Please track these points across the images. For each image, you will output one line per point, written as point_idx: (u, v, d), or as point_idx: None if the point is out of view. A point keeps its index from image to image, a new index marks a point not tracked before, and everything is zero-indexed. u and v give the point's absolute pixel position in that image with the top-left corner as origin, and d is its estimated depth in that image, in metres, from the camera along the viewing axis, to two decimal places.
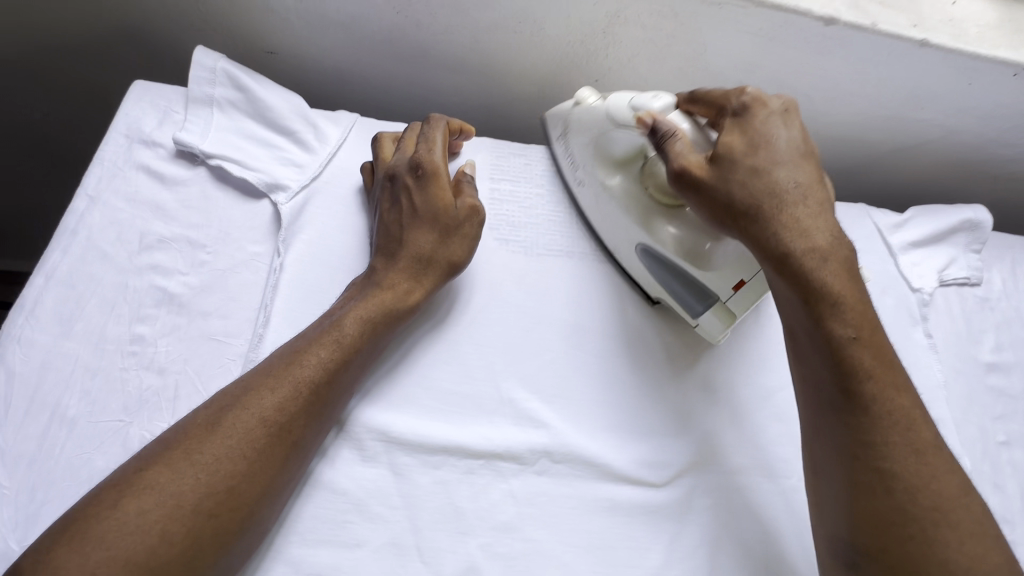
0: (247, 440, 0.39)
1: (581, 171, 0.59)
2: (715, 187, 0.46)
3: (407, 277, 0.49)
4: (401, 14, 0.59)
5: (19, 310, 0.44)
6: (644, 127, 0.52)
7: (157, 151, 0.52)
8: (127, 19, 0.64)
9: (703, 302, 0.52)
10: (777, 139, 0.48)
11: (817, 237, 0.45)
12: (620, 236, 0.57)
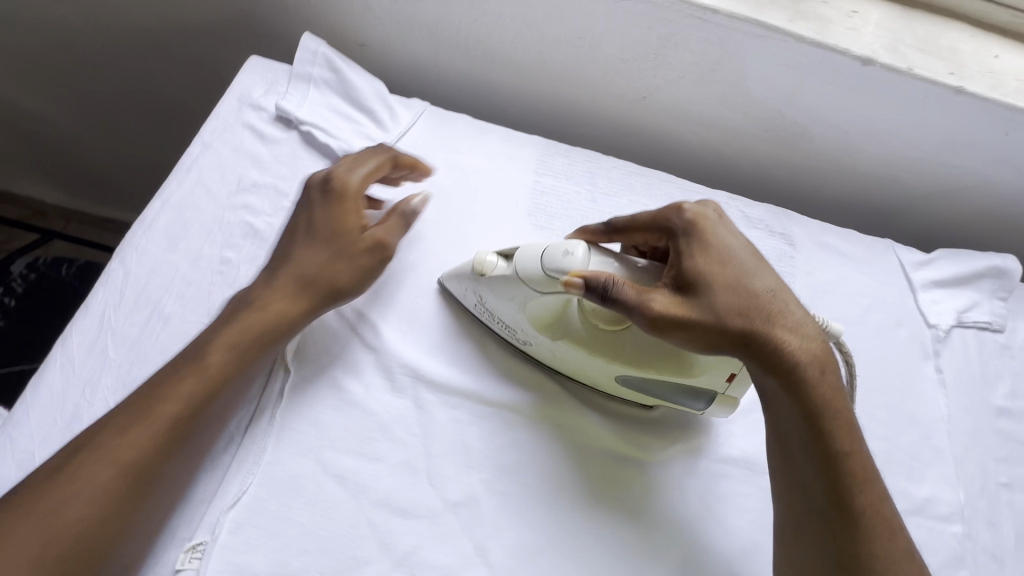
0: (179, 406, 0.43)
1: (520, 331, 0.54)
2: (710, 318, 0.45)
3: (287, 292, 0.50)
4: (478, 21, 0.68)
5: (140, 226, 0.54)
6: (577, 289, 0.46)
7: (262, 114, 0.63)
8: (250, 9, 0.76)
9: (703, 397, 0.53)
10: (732, 246, 0.48)
11: (812, 347, 0.46)
12: (590, 369, 0.53)
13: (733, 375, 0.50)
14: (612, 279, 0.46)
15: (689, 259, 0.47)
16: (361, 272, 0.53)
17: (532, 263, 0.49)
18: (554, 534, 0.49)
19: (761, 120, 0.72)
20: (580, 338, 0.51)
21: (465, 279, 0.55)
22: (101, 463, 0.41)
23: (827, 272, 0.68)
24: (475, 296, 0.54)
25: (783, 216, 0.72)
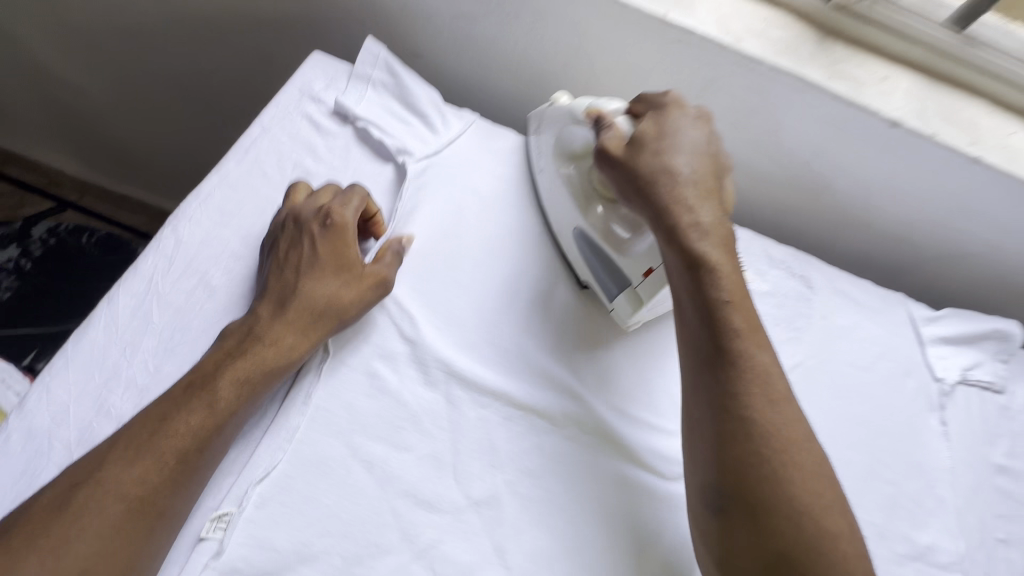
0: (234, 393, 0.45)
1: (541, 158, 0.65)
2: (630, 170, 0.53)
3: (294, 329, 0.49)
4: (533, 46, 0.72)
5: (195, 196, 0.55)
6: (590, 120, 0.58)
7: (320, 107, 0.65)
8: (311, 13, 0.79)
9: (619, 286, 0.59)
10: (681, 130, 0.54)
11: (703, 217, 0.51)
12: (559, 215, 0.63)
13: (653, 272, 0.56)
14: (613, 123, 0.57)
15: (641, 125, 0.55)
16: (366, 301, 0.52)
17: (579, 104, 0.61)
18: (571, 540, 0.50)
19: (788, 168, 0.76)
20: (576, 178, 0.62)
21: (537, 113, 0.68)
22: (141, 459, 0.41)
23: (843, 317, 0.71)
24: (537, 130, 0.67)
25: (802, 260, 0.75)
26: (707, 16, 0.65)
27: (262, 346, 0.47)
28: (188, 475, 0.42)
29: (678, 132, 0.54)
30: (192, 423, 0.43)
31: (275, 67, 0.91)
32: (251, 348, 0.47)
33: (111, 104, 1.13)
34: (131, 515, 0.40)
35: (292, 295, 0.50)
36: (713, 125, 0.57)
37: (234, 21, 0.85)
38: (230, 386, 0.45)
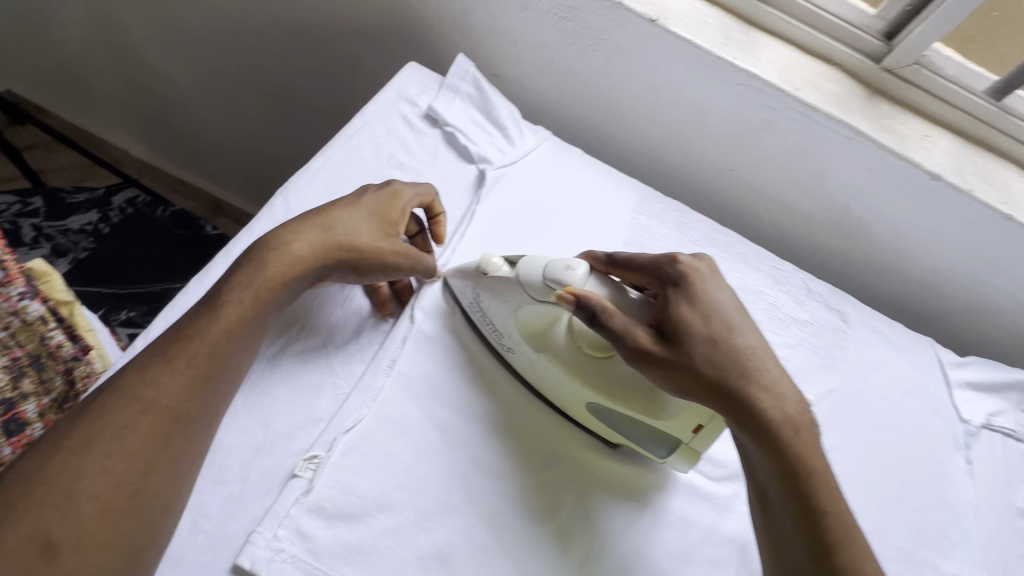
0: (242, 307, 0.47)
1: (507, 337, 0.56)
2: (687, 365, 0.47)
3: (304, 240, 0.51)
4: (606, 77, 0.79)
5: (304, 172, 0.62)
6: (568, 303, 0.49)
7: (414, 109, 0.71)
8: (402, 30, 0.87)
9: (666, 445, 0.52)
10: (722, 302, 0.50)
11: (787, 406, 0.47)
12: (563, 393, 0.54)
13: (701, 427, 0.50)
14: (603, 303, 0.48)
15: (676, 310, 0.49)
16: (390, 255, 0.54)
17: (533, 274, 0.52)
18: (621, 524, 0.52)
19: (829, 211, 0.82)
20: (562, 355, 0.53)
21: (467, 274, 0.57)
22: (154, 365, 0.43)
23: (876, 352, 0.75)
24: (474, 296, 0.57)
25: (838, 296, 0.79)
26: (769, 65, 0.72)
27: (271, 250, 0.50)
28: (205, 378, 0.44)
29: (716, 302, 0.50)
30: (204, 332, 0.45)
31: (356, 75, 0.99)
32: (259, 255, 0.50)
33: (193, 94, 1.21)
34: (150, 418, 0.41)
35: (318, 214, 0.53)
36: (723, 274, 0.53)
37: (329, 30, 0.93)
38: (235, 294, 0.47)
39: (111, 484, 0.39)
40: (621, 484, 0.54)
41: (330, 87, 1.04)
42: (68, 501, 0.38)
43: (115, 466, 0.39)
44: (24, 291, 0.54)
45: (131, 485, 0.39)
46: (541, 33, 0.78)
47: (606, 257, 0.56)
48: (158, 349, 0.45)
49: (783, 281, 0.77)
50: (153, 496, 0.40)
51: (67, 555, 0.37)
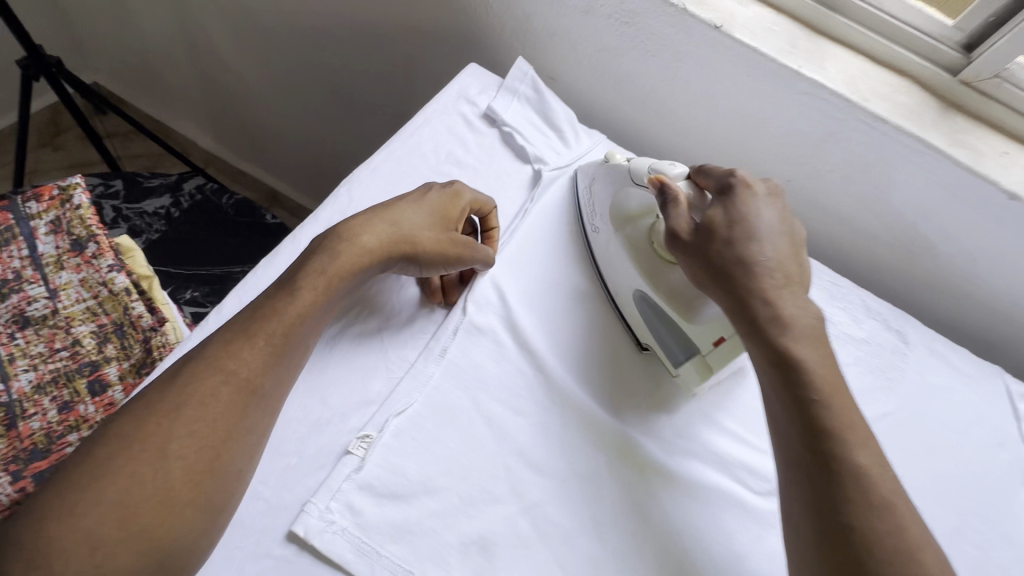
0: (316, 289, 0.50)
1: (597, 218, 0.65)
2: (702, 250, 0.53)
3: (373, 233, 0.53)
4: (664, 83, 0.79)
5: (367, 165, 0.65)
6: (653, 188, 0.57)
7: (473, 109, 0.73)
8: (463, 33, 0.90)
9: (687, 351, 0.57)
10: (761, 216, 0.53)
11: (782, 309, 0.50)
12: (619, 280, 0.62)
13: (723, 342, 0.54)
14: (677, 193, 0.56)
15: (717, 212, 0.54)
16: (449, 250, 0.56)
17: (640, 164, 0.61)
18: (663, 528, 0.51)
19: (893, 227, 0.79)
20: (635, 239, 0.61)
21: (593, 166, 0.67)
22: (236, 341, 0.46)
23: (938, 377, 0.71)
24: (589, 182, 0.67)
25: (899, 315, 0.76)
26: (836, 74, 0.70)
27: (341, 240, 0.52)
28: (278, 356, 0.47)
29: (755, 215, 0.53)
30: (282, 311, 0.48)
31: (415, 76, 1.02)
32: (331, 243, 0.52)
33: (260, 90, 1.27)
34: (230, 390, 0.44)
35: (383, 210, 0.56)
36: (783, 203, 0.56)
37: (393, 32, 0.97)
38: (311, 279, 0.50)
39: (195, 449, 0.42)
40: (642, 372, 0.60)
41: (390, 86, 1.07)
42: (157, 462, 0.40)
43: (199, 433, 0.42)
44: (113, 263, 0.55)
45: (210, 452, 0.42)
46: (600, 38, 0.78)
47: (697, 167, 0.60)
48: (238, 326, 0.48)
49: (842, 297, 0.75)
50: (230, 463, 0.42)
51: (153, 512, 0.39)
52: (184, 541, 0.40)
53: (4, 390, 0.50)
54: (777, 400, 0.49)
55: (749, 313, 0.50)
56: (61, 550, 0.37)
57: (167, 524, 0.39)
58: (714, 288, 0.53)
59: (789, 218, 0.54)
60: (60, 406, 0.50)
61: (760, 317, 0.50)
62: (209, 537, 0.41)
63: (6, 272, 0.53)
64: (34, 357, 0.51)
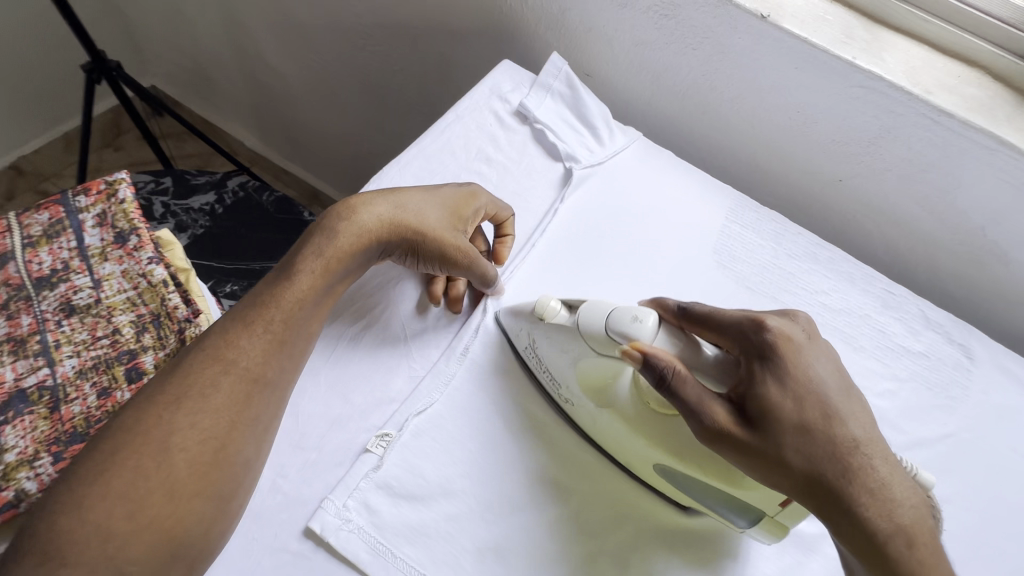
0: (313, 277, 0.50)
1: (564, 389, 0.52)
2: (773, 459, 0.41)
3: (374, 215, 0.53)
4: (705, 78, 0.76)
5: (396, 162, 0.64)
6: (633, 361, 0.44)
7: (505, 105, 0.72)
8: (499, 30, 0.88)
9: (747, 516, 0.46)
10: (820, 377, 0.44)
11: (899, 515, 0.41)
12: (628, 451, 0.49)
13: (789, 502, 0.43)
14: (675, 365, 0.43)
15: (767, 389, 0.43)
16: (452, 247, 0.54)
17: (596, 322, 0.48)
18: (689, 546, 0.49)
19: (958, 232, 0.72)
20: (625, 413, 0.48)
21: (523, 316, 0.54)
22: (236, 330, 0.47)
23: (1007, 397, 0.65)
24: (529, 339, 0.53)
25: (965, 328, 0.69)
26: (897, 66, 0.65)
27: (340, 222, 0.52)
28: (280, 343, 0.47)
29: (811, 375, 0.43)
30: (280, 302, 0.48)
31: (450, 74, 1.02)
32: (330, 230, 0.52)
33: (303, 91, 1.31)
34: (232, 378, 0.45)
35: (393, 194, 0.55)
36: (818, 335, 0.47)
37: (430, 30, 0.97)
38: (309, 265, 0.50)
39: (200, 439, 0.43)
40: (695, 551, 0.48)
41: (426, 85, 1.08)
42: (162, 454, 0.42)
43: (202, 422, 0.43)
44: (153, 256, 0.57)
45: (214, 441, 0.43)
46: (640, 32, 0.76)
47: (676, 306, 0.50)
48: (238, 315, 0.48)
49: (896, 306, 0.68)
50: (237, 450, 0.43)
51: (163, 501, 0.40)
52: (196, 530, 0.41)
53: (49, 373, 0.51)
54: None
55: (857, 526, 0.40)
56: (75, 544, 0.38)
57: (179, 514, 0.40)
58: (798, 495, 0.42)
59: (842, 367, 0.46)
60: (99, 391, 0.51)
61: (877, 532, 0.40)
62: (223, 524, 0.42)
63: (56, 262, 0.55)
64: (78, 344, 0.53)
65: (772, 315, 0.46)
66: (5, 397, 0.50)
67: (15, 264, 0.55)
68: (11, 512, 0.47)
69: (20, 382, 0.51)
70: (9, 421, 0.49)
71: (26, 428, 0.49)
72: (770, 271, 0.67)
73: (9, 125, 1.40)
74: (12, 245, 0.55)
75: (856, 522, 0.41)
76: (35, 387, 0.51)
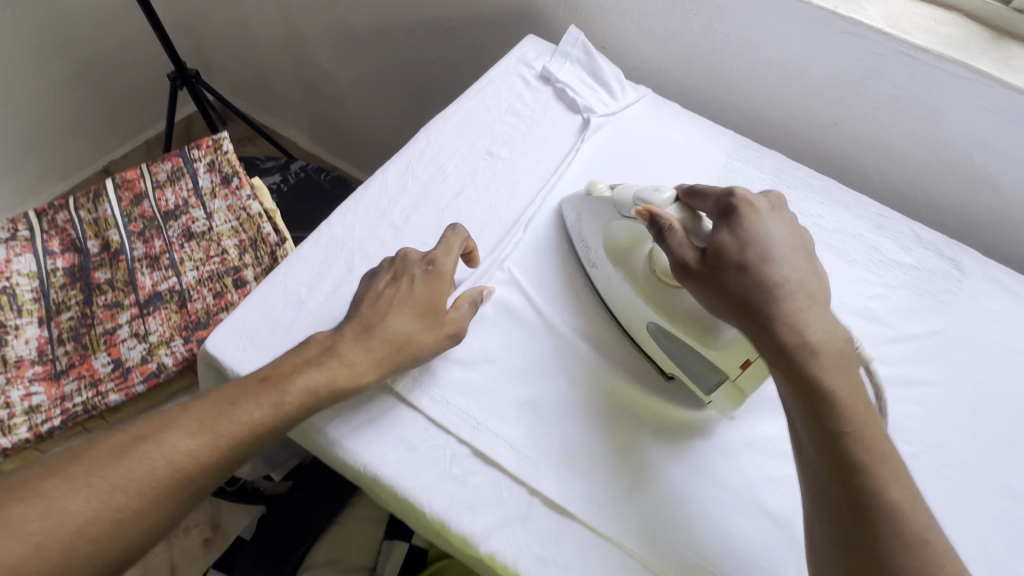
0: (298, 404, 0.50)
1: (594, 253, 0.64)
2: (718, 284, 0.51)
3: (366, 355, 0.53)
4: (706, 39, 0.86)
5: (441, 116, 0.75)
6: (643, 218, 0.57)
7: (530, 71, 0.83)
8: (524, 14, 1.01)
9: (713, 381, 0.55)
10: (770, 234, 0.52)
11: (810, 334, 0.47)
12: (630, 312, 0.60)
13: (750, 364, 0.53)
14: (670, 221, 0.55)
15: (723, 236, 0.52)
16: (446, 343, 0.56)
17: (625, 195, 0.62)
18: (695, 405, 0.58)
19: (947, 162, 0.79)
20: (634, 272, 0.60)
21: (576, 201, 0.67)
22: (198, 435, 0.47)
23: (996, 302, 0.70)
24: (576, 219, 0.66)
25: (957, 246, 0.75)
26: (877, 12, 0.74)
27: (340, 362, 0.52)
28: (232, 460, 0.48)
29: (762, 233, 0.52)
30: (254, 420, 0.48)
31: (482, 59, 1.15)
32: (331, 360, 0.52)
33: (351, 90, 1.47)
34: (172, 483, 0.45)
35: (376, 325, 0.54)
36: (786, 213, 0.55)
37: (464, 21, 1.10)
38: (299, 394, 0.50)
39: (107, 533, 0.42)
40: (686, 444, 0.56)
41: (460, 72, 1.21)
42: (70, 540, 0.41)
43: (120, 522, 0.43)
44: (251, 193, 0.71)
45: (134, 531, 0.43)
46: (647, 3, 0.86)
47: (683, 190, 0.61)
48: (206, 416, 0.48)
49: (888, 227, 0.75)
50: (133, 545, 0.44)
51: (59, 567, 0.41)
52: None
53: (177, 281, 0.65)
54: (795, 414, 0.46)
55: (774, 337, 0.47)
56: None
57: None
58: (732, 316, 0.50)
59: (797, 229, 0.54)
60: (214, 294, 0.65)
61: (787, 345, 0.47)
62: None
63: (178, 199, 0.70)
64: (197, 260, 0.67)
65: (745, 189, 0.56)
66: (146, 297, 0.64)
67: (148, 201, 0.70)
68: (154, 380, 0.60)
69: (156, 286, 0.65)
70: (150, 314, 0.63)
71: (163, 318, 0.63)
72: (769, 198, 0.76)
73: (103, 132, 1.63)
74: (144, 187, 0.70)
75: (777, 336, 0.47)
76: (167, 290, 0.65)
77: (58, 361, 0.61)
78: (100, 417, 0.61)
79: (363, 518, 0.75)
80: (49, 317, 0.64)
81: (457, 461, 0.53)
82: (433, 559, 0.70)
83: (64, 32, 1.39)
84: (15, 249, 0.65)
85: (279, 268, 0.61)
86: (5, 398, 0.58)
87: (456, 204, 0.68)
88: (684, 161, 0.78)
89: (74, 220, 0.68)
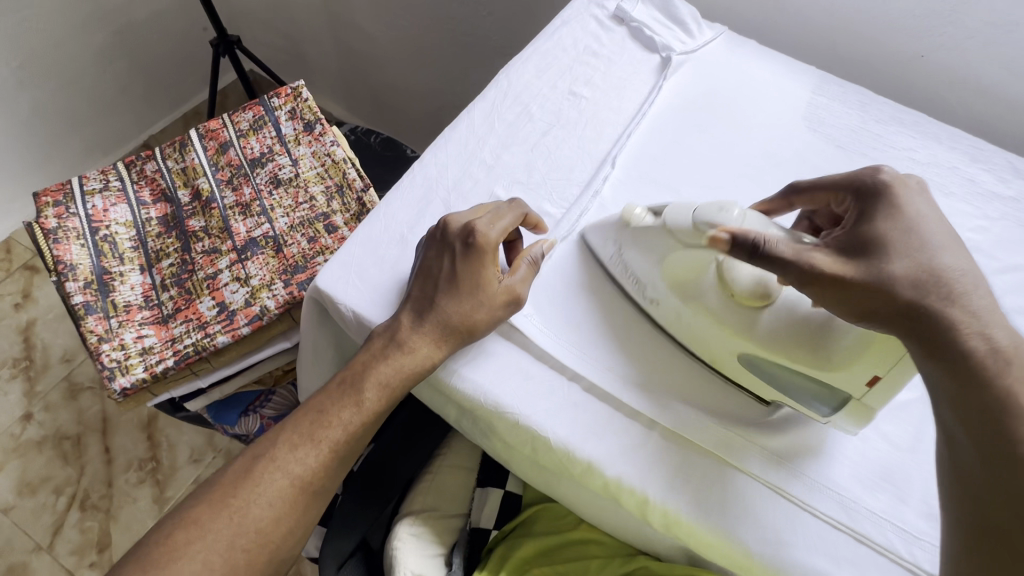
0: (381, 398, 0.52)
1: (649, 287, 0.55)
2: (876, 289, 0.43)
3: (429, 341, 0.52)
4: None
5: (520, 58, 0.73)
6: (722, 242, 0.46)
7: (603, 11, 0.80)
8: None
9: (834, 402, 0.48)
10: (926, 216, 0.46)
11: (1002, 339, 0.39)
12: (715, 344, 0.52)
13: (878, 378, 0.45)
14: (764, 235, 0.46)
15: (869, 225, 0.47)
16: (504, 306, 0.53)
17: (681, 215, 0.52)
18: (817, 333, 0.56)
19: None
20: (710, 304, 0.52)
21: (609, 230, 0.58)
22: (303, 446, 0.51)
23: None
24: (616, 250, 0.57)
25: None
26: None
27: (403, 352, 0.52)
28: (341, 462, 0.52)
29: (921, 217, 0.46)
30: (346, 420, 0.51)
31: (536, 9, 1.12)
32: (395, 353, 0.52)
33: (391, 53, 1.45)
34: (296, 490, 0.50)
35: (430, 308, 0.53)
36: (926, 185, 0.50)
37: None
38: (375, 389, 0.52)
39: (260, 542, 0.49)
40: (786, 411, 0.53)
41: (511, 26, 1.19)
42: (232, 543, 0.48)
43: (266, 531, 0.49)
44: (334, 140, 0.70)
45: (280, 536, 0.50)
46: None
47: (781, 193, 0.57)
48: (305, 426, 0.52)
49: (984, 158, 0.72)
50: (283, 548, 0.50)
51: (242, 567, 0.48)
52: None
53: (270, 227, 0.66)
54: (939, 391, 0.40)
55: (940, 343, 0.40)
56: None
57: None
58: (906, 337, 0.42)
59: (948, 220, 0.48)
60: (308, 239, 0.65)
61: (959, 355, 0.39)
62: None
63: (262, 147, 0.70)
64: (286, 207, 0.67)
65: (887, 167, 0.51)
66: (243, 243, 0.65)
67: (234, 149, 0.70)
68: (258, 322, 0.61)
69: (251, 233, 0.65)
70: (249, 259, 0.64)
71: (262, 263, 0.63)
72: (861, 132, 0.73)
73: (143, 108, 1.63)
74: (229, 136, 0.70)
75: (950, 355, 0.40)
76: (262, 236, 0.65)
77: (164, 306, 0.63)
78: (204, 360, 0.61)
79: (458, 468, 0.71)
80: (149, 264, 0.65)
81: (574, 390, 0.53)
82: (528, 505, 0.72)
83: (106, 3, 1.39)
84: (110, 200, 0.67)
85: (373, 216, 0.60)
86: (120, 340, 0.60)
87: (545, 143, 0.67)
88: (768, 97, 0.75)
89: (163, 169, 0.69)
